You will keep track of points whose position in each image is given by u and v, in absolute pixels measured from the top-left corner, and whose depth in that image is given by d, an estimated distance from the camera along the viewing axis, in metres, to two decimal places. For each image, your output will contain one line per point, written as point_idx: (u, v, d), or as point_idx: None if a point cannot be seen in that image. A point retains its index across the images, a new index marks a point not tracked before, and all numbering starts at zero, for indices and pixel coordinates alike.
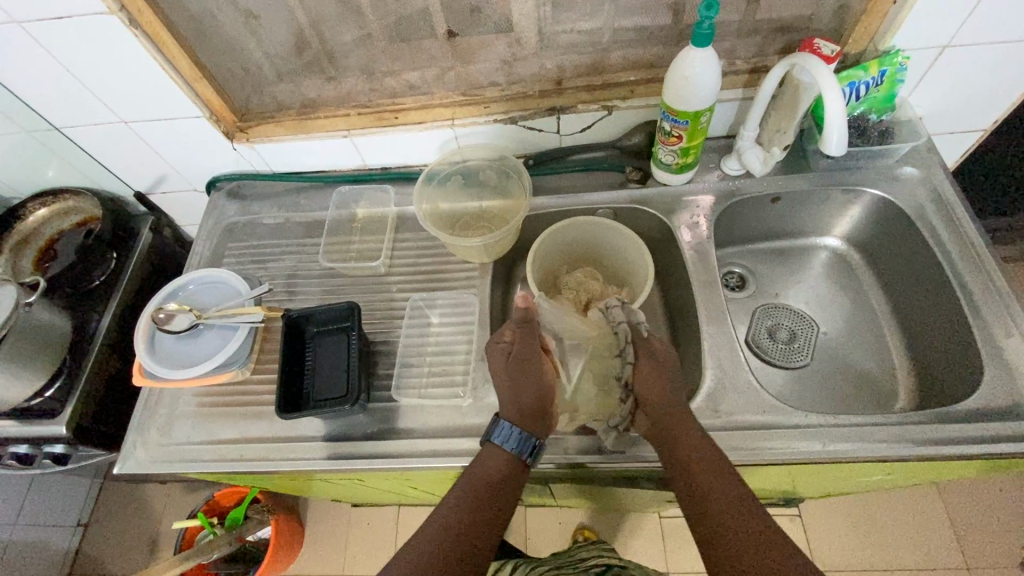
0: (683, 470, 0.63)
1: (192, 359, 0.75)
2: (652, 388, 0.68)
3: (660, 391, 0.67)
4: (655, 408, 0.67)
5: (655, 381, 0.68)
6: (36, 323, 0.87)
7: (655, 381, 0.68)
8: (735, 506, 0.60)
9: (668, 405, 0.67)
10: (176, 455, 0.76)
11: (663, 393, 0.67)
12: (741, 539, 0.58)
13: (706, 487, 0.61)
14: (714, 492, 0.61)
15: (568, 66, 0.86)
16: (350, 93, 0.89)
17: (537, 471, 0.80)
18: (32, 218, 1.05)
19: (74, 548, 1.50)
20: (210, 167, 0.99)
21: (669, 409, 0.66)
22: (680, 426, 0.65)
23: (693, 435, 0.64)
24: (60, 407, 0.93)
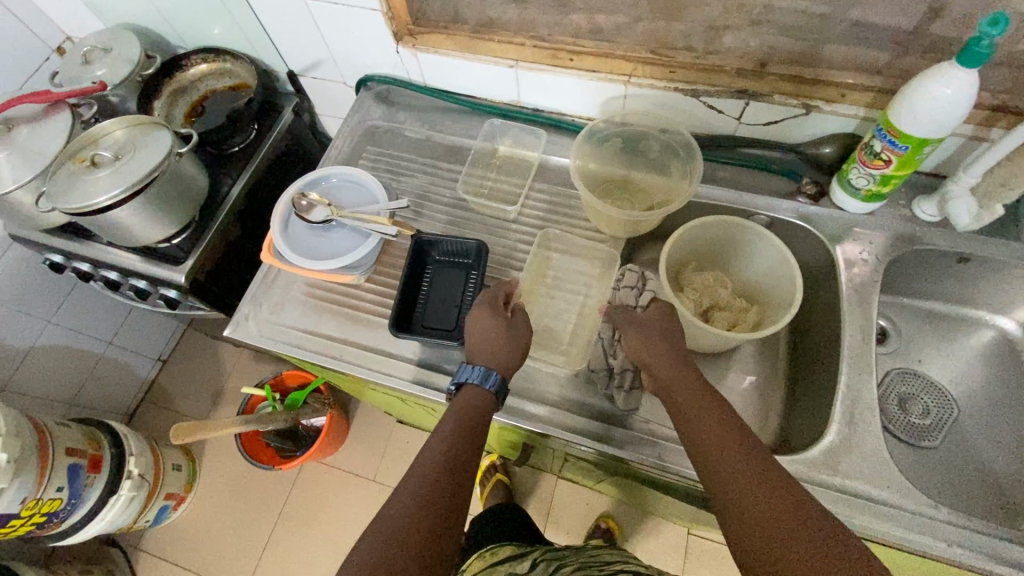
0: (687, 424, 0.59)
1: (322, 250, 0.76)
2: (645, 343, 0.67)
3: (655, 347, 0.66)
4: (654, 366, 0.65)
5: (649, 334, 0.68)
6: (181, 175, 0.91)
7: (646, 338, 0.67)
8: (730, 443, 0.55)
9: (667, 360, 0.65)
10: (284, 336, 0.79)
11: (662, 348, 0.66)
12: (752, 491, 0.51)
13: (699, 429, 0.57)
14: (707, 434, 0.56)
15: (777, 50, 0.76)
16: (531, 22, 0.83)
17: (615, 463, 0.77)
18: (193, 70, 1.10)
19: (151, 377, 1.65)
20: (367, 64, 0.97)
21: (666, 365, 0.64)
22: (676, 377, 0.63)
23: (687, 382, 0.62)
24: (183, 257, 0.97)
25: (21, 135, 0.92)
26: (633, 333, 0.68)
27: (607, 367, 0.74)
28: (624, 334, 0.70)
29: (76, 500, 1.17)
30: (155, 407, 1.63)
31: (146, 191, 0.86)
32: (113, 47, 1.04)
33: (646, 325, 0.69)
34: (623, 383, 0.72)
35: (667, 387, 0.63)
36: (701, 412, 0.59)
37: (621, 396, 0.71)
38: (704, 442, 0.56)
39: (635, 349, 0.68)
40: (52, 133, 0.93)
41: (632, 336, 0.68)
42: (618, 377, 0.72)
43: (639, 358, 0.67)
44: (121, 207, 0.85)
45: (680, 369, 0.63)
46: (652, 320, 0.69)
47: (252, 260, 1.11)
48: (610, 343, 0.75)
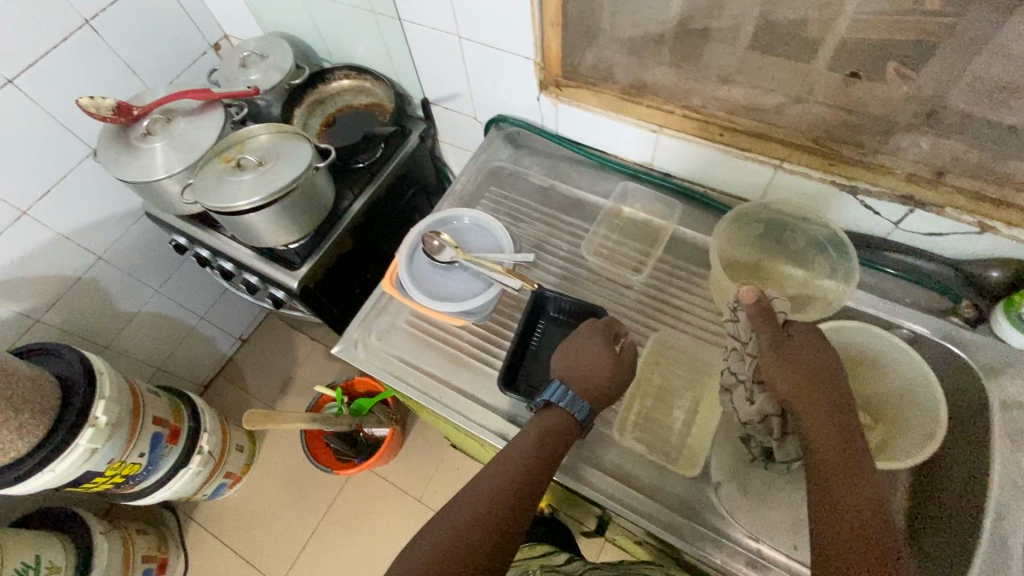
0: (824, 487, 0.55)
1: (445, 291, 0.76)
2: (797, 393, 0.58)
3: (803, 394, 0.59)
4: (802, 418, 0.58)
5: (798, 380, 0.59)
6: (314, 188, 0.95)
7: (797, 382, 0.59)
8: (868, 544, 0.50)
9: (820, 411, 0.58)
10: (388, 366, 0.78)
11: (813, 397, 0.58)
12: None
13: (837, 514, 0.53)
14: (842, 524, 0.52)
15: (961, 162, 0.69)
16: (687, 92, 0.81)
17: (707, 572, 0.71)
18: (335, 84, 1.15)
19: (230, 354, 1.73)
20: (503, 106, 0.98)
21: (815, 417, 0.58)
22: (829, 435, 0.57)
23: (833, 457, 0.56)
24: (298, 262, 1.00)
25: (179, 127, 0.98)
26: (774, 367, 0.60)
27: (749, 414, 0.65)
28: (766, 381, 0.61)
29: (152, 467, 1.22)
30: (228, 384, 1.70)
31: (281, 201, 0.90)
32: (270, 55, 1.10)
33: (793, 357, 0.60)
34: (774, 431, 0.63)
35: (813, 441, 0.57)
36: (845, 484, 0.54)
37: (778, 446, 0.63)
38: (838, 516, 0.53)
39: (778, 388, 0.60)
40: (206, 129, 0.99)
41: (779, 388, 0.59)
42: (766, 424, 0.63)
43: (780, 399, 0.60)
44: (257, 212, 0.89)
45: (831, 426, 0.57)
46: (806, 363, 0.60)
47: (356, 272, 1.13)
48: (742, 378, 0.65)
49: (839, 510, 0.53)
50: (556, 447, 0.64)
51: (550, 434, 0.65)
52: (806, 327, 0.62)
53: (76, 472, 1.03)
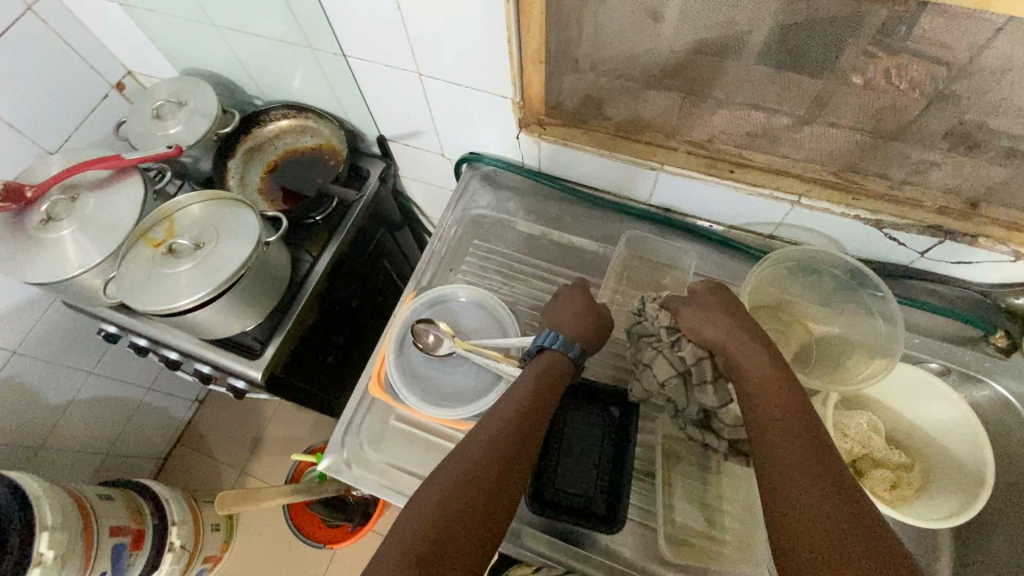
0: (753, 405, 0.54)
1: (447, 390, 0.65)
2: (710, 325, 0.60)
3: (724, 327, 0.60)
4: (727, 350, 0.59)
5: (707, 313, 0.62)
6: (267, 263, 0.82)
7: (709, 316, 0.61)
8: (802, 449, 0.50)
9: (742, 338, 0.58)
10: (388, 480, 0.68)
11: (730, 327, 0.60)
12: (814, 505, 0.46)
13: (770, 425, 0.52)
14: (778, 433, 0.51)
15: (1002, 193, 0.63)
16: (690, 128, 0.72)
17: None
18: (271, 126, 1.00)
19: (187, 419, 1.56)
20: (476, 145, 0.86)
21: (742, 345, 0.58)
22: (756, 359, 0.57)
23: (758, 369, 0.56)
24: (260, 347, 0.87)
25: (88, 206, 0.82)
26: (690, 313, 0.63)
27: (676, 376, 0.63)
28: (688, 323, 0.62)
29: None
30: (191, 453, 1.53)
31: (231, 290, 0.77)
32: (188, 101, 0.93)
33: (703, 303, 0.63)
34: (705, 379, 0.61)
35: (739, 366, 0.57)
36: (773, 397, 0.54)
37: (711, 393, 0.61)
38: (767, 424, 0.52)
39: (694, 328, 0.62)
40: (123, 205, 0.82)
41: (700, 322, 0.61)
42: (694, 373, 0.62)
43: (702, 340, 0.61)
44: (204, 307, 0.75)
45: (757, 351, 0.57)
46: (712, 299, 0.63)
47: (326, 339, 1.00)
48: (659, 344, 0.66)
49: (773, 422, 0.52)
50: (554, 391, 0.58)
51: (546, 377, 0.59)
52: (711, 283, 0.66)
53: None
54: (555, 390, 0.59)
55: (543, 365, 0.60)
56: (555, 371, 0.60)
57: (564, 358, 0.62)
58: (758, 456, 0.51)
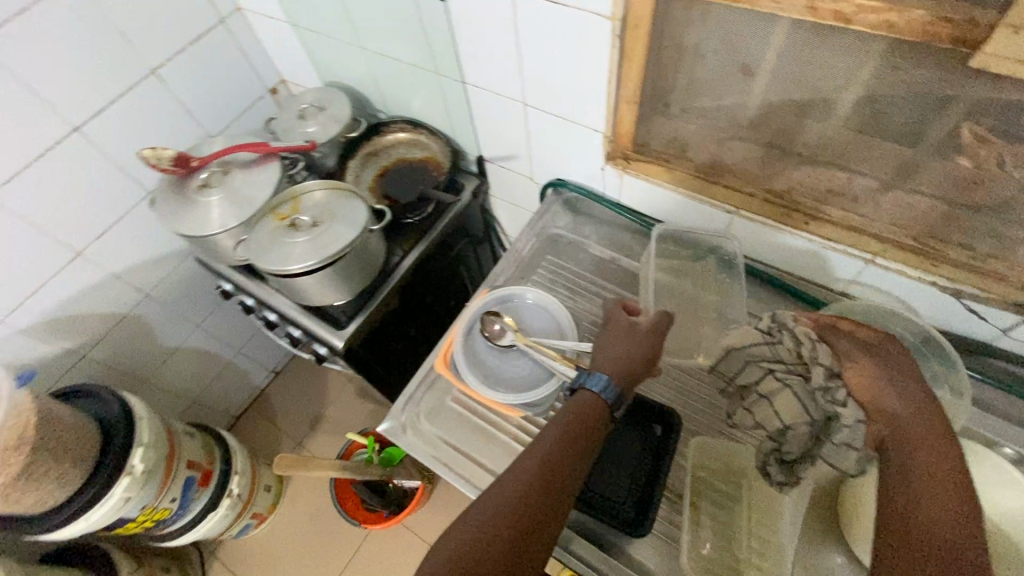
0: (904, 490, 0.48)
1: (501, 377, 0.73)
2: (889, 391, 0.52)
3: (911, 398, 0.51)
4: (901, 421, 0.50)
5: (889, 374, 0.53)
6: (367, 248, 0.94)
7: (888, 378, 0.53)
8: (942, 539, 0.44)
9: (922, 413, 0.50)
10: (433, 451, 0.74)
11: (920, 404, 0.50)
12: None
13: (916, 502, 0.46)
14: (923, 515, 0.46)
15: None
16: (769, 175, 0.76)
17: None
18: (390, 136, 1.15)
19: (262, 387, 1.73)
20: (564, 171, 0.95)
21: (924, 423, 0.50)
22: (925, 443, 0.49)
23: (931, 451, 0.48)
24: (344, 321, 0.98)
25: (236, 179, 0.98)
26: (867, 366, 0.54)
27: (805, 423, 0.58)
28: (854, 377, 0.54)
29: (183, 511, 1.20)
30: (259, 418, 1.69)
31: (333, 264, 0.89)
32: (328, 107, 1.11)
33: (885, 362, 0.54)
34: (848, 443, 0.54)
35: (903, 447, 0.49)
36: (917, 500, 0.46)
37: (851, 460, 0.54)
38: (914, 501, 0.47)
39: (872, 390, 0.53)
40: (262, 183, 0.98)
41: (876, 379, 0.53)
42: (842, 433, 0.54)
43: (871, 401, 0.53)
44: (310, 274, 0.88)
45: (940, 438, 0.48)
46: (890, 362, 0.54)
47: (399, 328, 1.10)
48: (790, 378, 0.59)
49: (915, 509, 0.46)
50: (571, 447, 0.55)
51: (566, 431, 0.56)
52: (891, 344, 0.56)
53: (110, 519, 1.02)
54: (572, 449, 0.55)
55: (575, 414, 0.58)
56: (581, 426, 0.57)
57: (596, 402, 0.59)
58: (893, 528, 0.47)
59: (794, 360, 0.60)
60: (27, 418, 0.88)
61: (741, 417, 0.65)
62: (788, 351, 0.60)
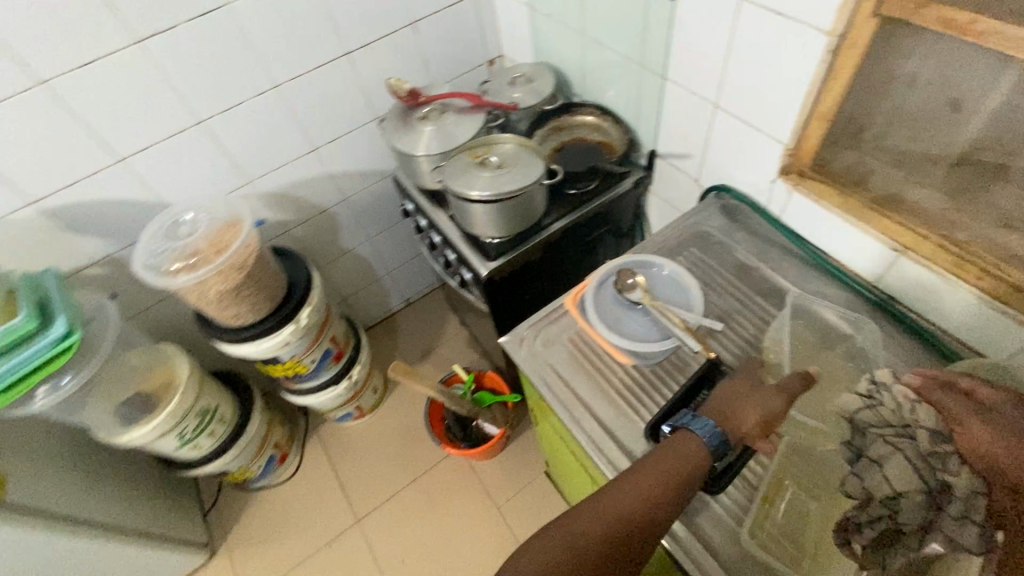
0: None
1: (621, 325, 0.81)
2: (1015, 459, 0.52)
3: None
4: None
5: (1010, 441, 0.53)
6: (532, 198, 1.06)
7: (1011, 446, 0.53)
8: None
9: None
10: (540, 370, 0.84)
11: None
12: None
13: None
14: None
15: None
16: (949, 222, 0.74)
17: None
18: (580, 117, 1.27)
19: (393, 310, 1.98)
20: (731, 178, 0.99)
21: None
22: None
23: None
24: (492, 255, 1.12)
25: (449, 118, 1.18)
26: (987, 433, 0.55)
27: (919, 490, 0.56)
28: (967, 442, 0.55)
29: (315, 374, 1.44)
30: (384, 333, 1.94)
31: (503, 202, 1.03)
32: (536, 79, 1.27)
33: (1006, 428, 0.54)
34: (967, 515, 0.53)
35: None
36: None
37: (974, 535, 0.52)
38: None
39: (985, 452, 0.54)
40: (467, 126, 1.17)
41: (991, 442, 0.54)
42: (959, 504, 0.54)
43: (993, 468, 0.53)
44: (483, 204, 1.03)
45: None
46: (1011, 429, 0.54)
47: (533, 281, 1.23)
48: (901, 441, 0.59)
49: None
50: (671, 491, 0.60)
51: (669, 468, 0.61)
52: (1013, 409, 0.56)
53: (270, 353, 1.27)
54: (672, 493, 0.60)
55: (687, 453, 0.62)
56: (689, 470, 0.61)
57: (702, 446, 0.63)
58: None
59: (900, 424, 0.60)
60: (250, 251, 1.14)
61: (850, 485, 0.61)
62: (892, 413, 0.62)
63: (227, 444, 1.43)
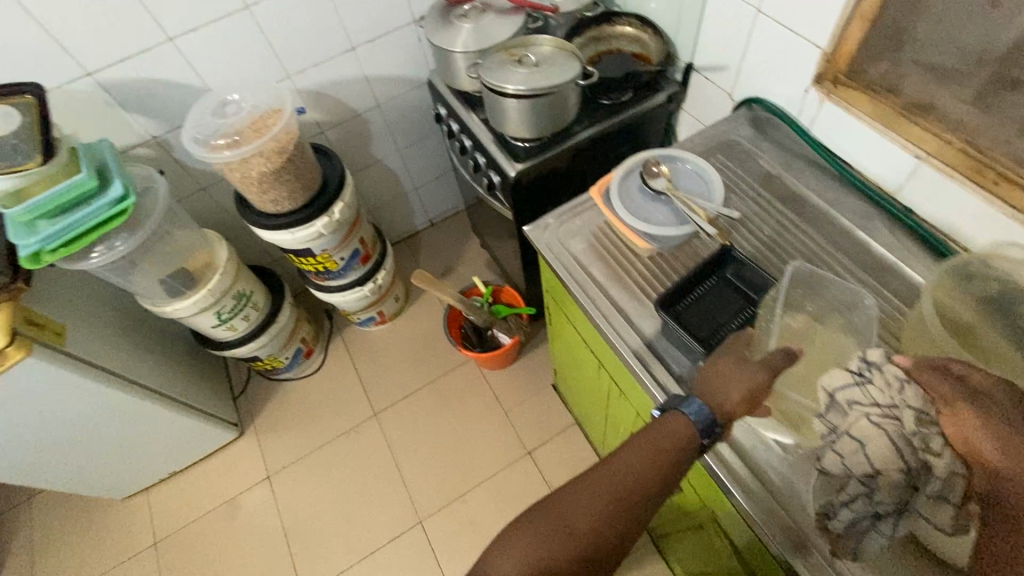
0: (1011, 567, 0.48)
1: (642, 212, 0.86)
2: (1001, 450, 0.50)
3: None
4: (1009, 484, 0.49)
5: (996, 429, 0.51)
6: (564, 99, 1.08)
7: (998, 436, 0.50)
8: None
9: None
10: (560, 255, 0.90)
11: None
12: None
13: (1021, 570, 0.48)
14: None
15: None
16: (974, 130, 0.76)
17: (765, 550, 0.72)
18: (619, 28, 1.25)
19: (417, 229, 2.03)
20: (765, 89, 1.00)
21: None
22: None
23: None
24: (521, 157, 1.15)
25: (488, 18, 1.19)
26: (974, 419, 0.52)
27: (898, 471, 0.57)
28: (950, 425, 0.54)
29: (343, 272, 1.52)
30: (407, 250, 2.00)
31: (536, 98, 1.05)
32: None
33: (994, 414, 0.52)
34: (943, 495, 0.57)
35: (1002, 508, 0.50)
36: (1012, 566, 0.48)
37: (948, 512, 0.57)
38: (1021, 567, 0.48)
39: (969, 440, 0.52)
40: (505, 26, 1.17)
41: (977, 431, 0.52)
42: (936, 485, 0.57)
43: (973, 454, 0.52)
44: (517, 99, 1.05)
45: None
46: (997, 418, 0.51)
47: (558, 191, 1.26)
48: (886, 422, 0.57)
49: None
50: (661, 473, 0.61)
51: (659, 446, 0.62)
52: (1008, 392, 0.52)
53: (303, 243, 1.34)
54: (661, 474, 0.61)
55: (678, 433, 0.63)
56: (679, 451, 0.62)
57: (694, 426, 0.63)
58: None
59: (887, 403, 0.58)
60: (291, 138, 1.20)
61: (835, 454, 0.60)
62: (879, 391, 0.59)
63: (259, 329, 1.52)
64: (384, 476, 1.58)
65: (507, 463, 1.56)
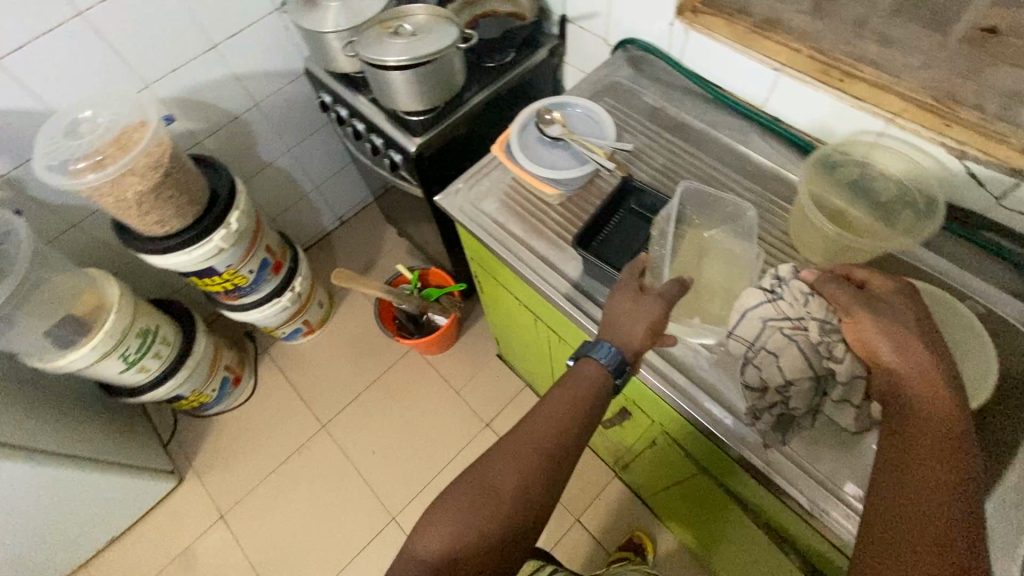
0: (900, 437, 0.56)
1: (544, 161, 0.91)
2: (892, 344, 0.59)
3: (915, 356, 0.58)
4: (899, 373, 0.58)
5: (888, 325, 0.59)
6: (448, 65, 1.07)
7: (889, 333, 0.59)
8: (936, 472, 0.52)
9: (920, 355, 0.57)
10: (475, 217, 0.90)
11: (923, 357, 0.57)
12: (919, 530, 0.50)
13: (905, 435, 0.56)
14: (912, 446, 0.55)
15: None
16: (815, 36, 0.84)
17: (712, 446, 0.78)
18: None
19: (329, 230, 1.96)
20: (635, 29, 1.04)
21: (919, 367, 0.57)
22: (921, 393, 0.56)
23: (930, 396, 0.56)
24: (418, 131, 1.14)
25: None
26: (871, 321, 0.60)
27: (809, 379, 0.65)
28: (851, 329, 0.62)
29: (256, 285, 1.43)
30: (323, 253, 1.92)
31: (419, 68, 1.03)
32: None
33: (886, 313, 0.60)
34: (846, 397, 0.66)
35: (898, 389, 0.58)
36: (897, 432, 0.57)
37: (850, 414, 0.67)
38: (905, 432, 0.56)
39: (868, 343, 0.60)
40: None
41: (872, 331, 0.60)
42: (837, 390, 0.66)
43: (871, 351, 0.60)
44: (401, 71, 1.03)
45: (939, 388, 0.56)
46: (890, 317, 0.60)
47: (462, 161, 1.26)
48: (796, 334, 0.65)
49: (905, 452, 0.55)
50: (578, 419, 0.65)
51: (574, 398, 0.66)
52: (897, 294, 0.61)
53: (204, 262, 1.25)
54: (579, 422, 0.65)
55: (590, 379, 0.67)
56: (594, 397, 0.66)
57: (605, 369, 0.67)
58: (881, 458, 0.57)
59: (796, 316, 0.65)
60: (162, 150, 1.10)
61: (758, 356, 0.67)
62: (788, 306, 0.66)
63: (174, 364, 1.41)
64: (345, 482, 1.54)
65: (467, 439, 1.57)
